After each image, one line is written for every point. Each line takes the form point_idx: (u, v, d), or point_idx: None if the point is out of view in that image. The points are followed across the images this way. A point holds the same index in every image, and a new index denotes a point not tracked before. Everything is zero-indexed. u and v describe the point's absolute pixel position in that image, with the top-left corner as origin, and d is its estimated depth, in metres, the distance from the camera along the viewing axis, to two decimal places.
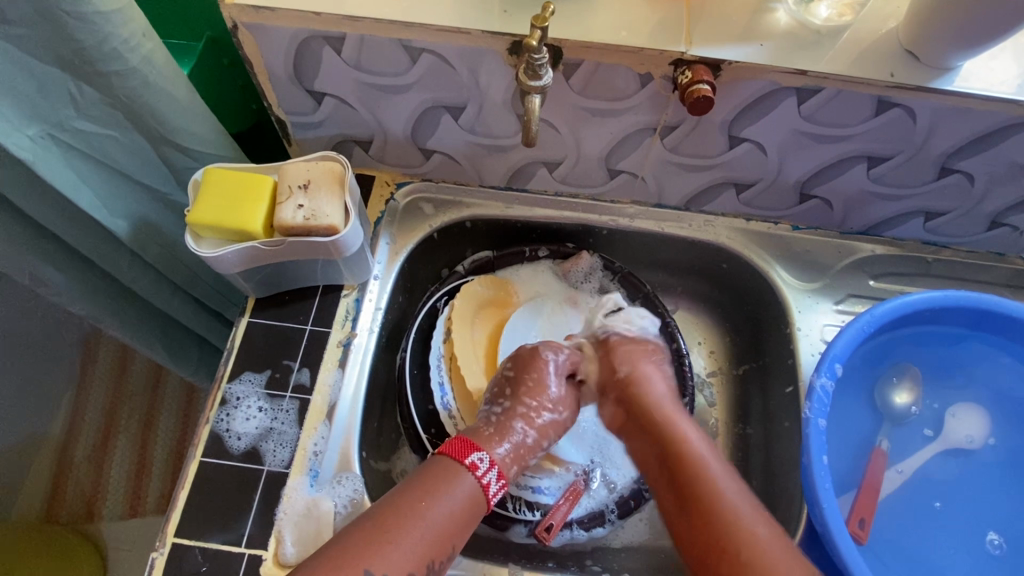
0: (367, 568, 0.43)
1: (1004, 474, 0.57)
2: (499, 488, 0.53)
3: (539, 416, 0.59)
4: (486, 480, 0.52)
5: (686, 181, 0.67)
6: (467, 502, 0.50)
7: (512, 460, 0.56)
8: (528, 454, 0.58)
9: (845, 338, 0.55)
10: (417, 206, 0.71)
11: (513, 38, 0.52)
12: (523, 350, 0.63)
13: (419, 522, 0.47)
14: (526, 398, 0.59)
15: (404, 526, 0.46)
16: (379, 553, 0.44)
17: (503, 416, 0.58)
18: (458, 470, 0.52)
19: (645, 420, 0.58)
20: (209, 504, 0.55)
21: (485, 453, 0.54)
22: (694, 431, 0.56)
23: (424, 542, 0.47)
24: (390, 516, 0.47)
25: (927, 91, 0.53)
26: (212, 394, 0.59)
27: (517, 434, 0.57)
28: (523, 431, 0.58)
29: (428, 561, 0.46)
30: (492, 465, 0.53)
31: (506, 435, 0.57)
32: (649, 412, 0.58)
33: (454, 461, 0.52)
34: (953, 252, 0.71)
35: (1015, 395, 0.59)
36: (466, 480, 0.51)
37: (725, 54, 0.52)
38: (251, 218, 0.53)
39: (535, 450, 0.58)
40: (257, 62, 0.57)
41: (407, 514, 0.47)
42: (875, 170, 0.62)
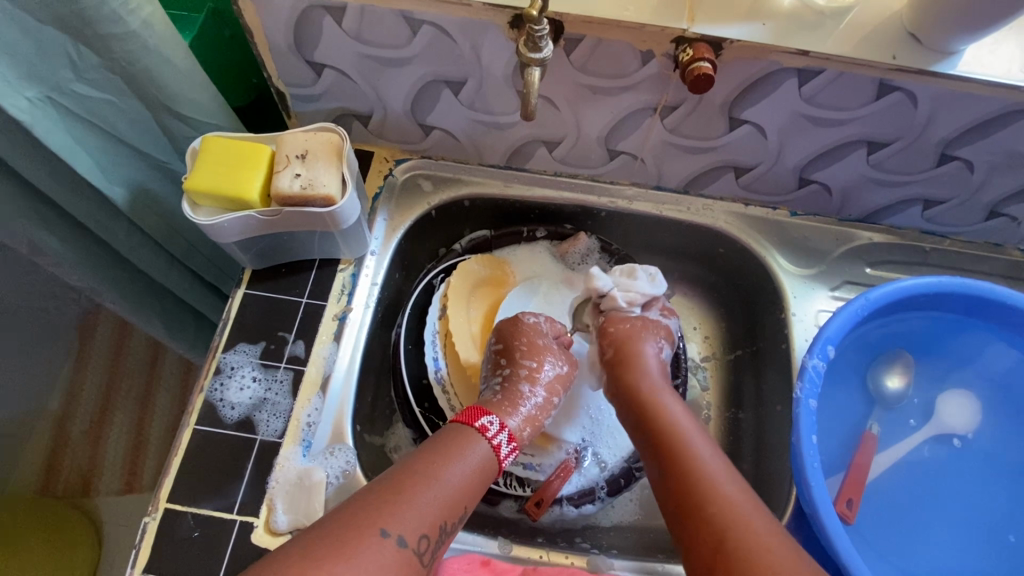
0: (382, 526, 0.43)
1: (992, 461, 0.58)
2: (510, 450, 0.55)
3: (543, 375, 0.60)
4: (497, 440, 0.54)
5: (685, 163, 0.67)
6: (478, 468, 0.51)
7: (526, 423, 0.58)
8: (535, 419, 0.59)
9: (840, 319, 0.55)
10: (415, 183, 0.71)
11: (514, 11, 0.51)
12: (503, 323, 0.63)
13: (433, 485, 0.47)
14: (531, 364, 0.59)
15: (418, 487, 0.47)
16: (394, 512, 0.44)
17: (507, 383, 0.60)
18: (471, 435, 0.53)
19: (630, 391, 0.59)
20: (202, 471, 0.55)
21: (495, 416, 0.55)
22: (675, 403, 0.57)
23: (438, 503, 0.47)
24: (404, 479, 0.47)
25: (929, 75, 0.52)
26: (207, 363, 0.59)
27: (526, 397, 0.58)
28: (531, 392, 0.59)
29: (440, 522, 0.47)
30: (502, 427, 0.55)
31: (516, 402, 0.58)
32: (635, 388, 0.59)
33: (468, 427, 0.53)
34: (952, 242, 0.71)
35: (1011, 387, 0.59)
36: (482, 446, 0.52)
37: (727, 33, 0.52)
38: (248, 185, 0.53)
39: (542, 413, 0.59)
40: (257, 31, 0.57)
41: (421, 477, 0.47)
42: (875, 156, 0.61)
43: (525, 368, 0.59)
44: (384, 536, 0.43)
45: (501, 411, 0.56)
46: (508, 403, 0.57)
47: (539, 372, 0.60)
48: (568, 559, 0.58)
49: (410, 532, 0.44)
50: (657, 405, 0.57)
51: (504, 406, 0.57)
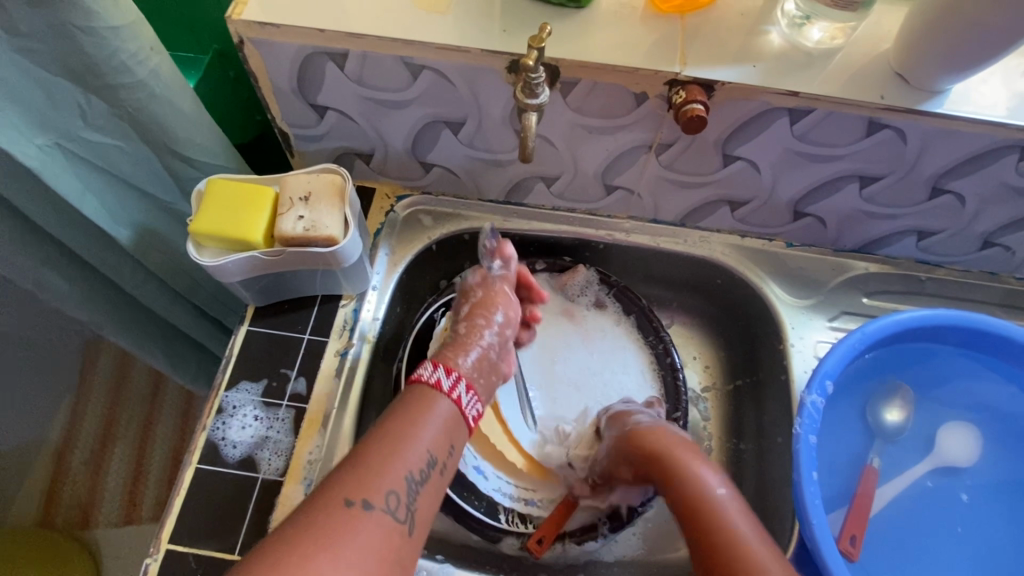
0: (345, 496, 0.42)
1: (995, 494, 0.57)
2: (456, 381, 0.52)
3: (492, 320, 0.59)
4: (435, 379, 0.51)
5: (682, 197, 0.68)
6: (442, 424, 0.49)
7: (481, 369, 0.55)
8: (491, 351, 0.57)
9: (838, 353, 0.55)
10: (416, 218, 0.73)
11: (511, 57, 0.53)
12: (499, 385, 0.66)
13: (393, 447, 0.46)
14: (477, 313, 0.60)
15: (378, 453, 0.46)
16: (355, 479, 0.44)
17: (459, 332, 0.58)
18: (422, 394, 0.50)
19: (653, 464, 0.56)
20: (204, 510, 0.55)
21: (428, 361, 0.53)
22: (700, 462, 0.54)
23: (402, 461, 0.46)
24: (365, 450, 0.46)
25: (917, 113, 0.53)
26: (209, 402, 0.60)
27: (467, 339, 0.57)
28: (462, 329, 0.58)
29: (407, 474, 0.45)
30: (436, 364, 0.53)
31: (467, 346, 0.56)
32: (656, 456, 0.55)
33: (415, 388, 0.51)
34: (948, 271, 0.72)
35: (1011, 422, 0.59)
36: (442, 403, 0.50)
37: (718, 75, 0.53)
38: (252, 228, 0.54)
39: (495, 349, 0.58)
40: (261, 76, 0.59)
41: (381, 444, 0.46)
42: (868, 189, 0.62)
43: (465, 313, 0.60)
44: (350, 505, 0.42)
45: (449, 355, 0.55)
46: (456, 349, 0.56)
47: (478, 314, 0.60)
48: None
49: (375, 493, 0.43)
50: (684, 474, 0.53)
51: (451, 351, 0.56)
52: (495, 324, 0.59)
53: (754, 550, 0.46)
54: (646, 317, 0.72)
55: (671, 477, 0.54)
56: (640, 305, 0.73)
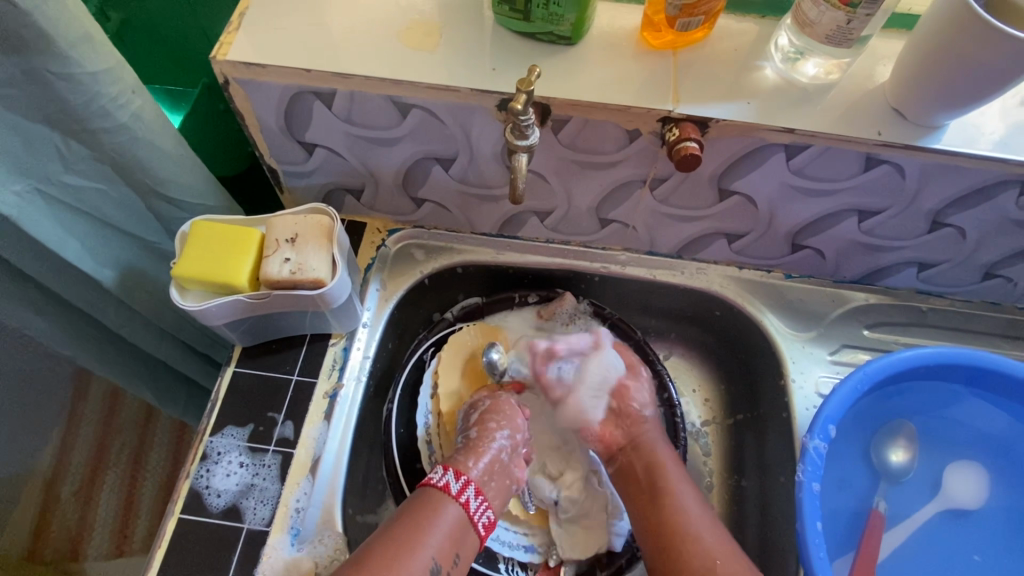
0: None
1: (1005, 540, 0.55)
2: (464, 485, 0.54)
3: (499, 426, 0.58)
4: (444, 482, 0.53)
5: (677, 230, 0.67)
6: (450, 529, 0.51)
7: (491, 475, 0.56)
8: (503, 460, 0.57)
9: (840, 395, 0.53)
10: (408, 252, 0.71)
11: (501, 96, 0.52)
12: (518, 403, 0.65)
13: (401, 547, 0.48)
14: (488, 419, 0.59)
15: (385, 554, 0.48)
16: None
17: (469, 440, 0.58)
18: (431, 494, 0.53)
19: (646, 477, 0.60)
20: (186, 563, 0.53)
21: (441, 464, 0.55)
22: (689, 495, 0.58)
23: (406, 564, 0.48)
24: (371, 550, 0.48)
25: (916, 149, 0.52)
26: (194, 447, 0.58)
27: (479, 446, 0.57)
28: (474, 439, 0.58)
29: None
30: (447, 470, 0.55)
31: (477, 453, 0.56)
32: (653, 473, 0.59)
33: (423, 488, 0.53)
34: (949, 302, 0.71)
35: (1017, 459, 0.58)
36: (447, 502, 0.52)
37: (711, 113, 0.52)
38: (237, 272, 0.52)
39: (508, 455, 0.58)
40: (248, 115, 0.58)
41: (388, 544, 0.48)
42: (867, 223, 0.61)
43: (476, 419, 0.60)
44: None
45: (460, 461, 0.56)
46: (467, 452, 0.57)
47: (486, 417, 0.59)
48: None
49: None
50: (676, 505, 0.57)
51: (463, 454, 0.57)
52: (507, 433, 0.58)
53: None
54: (642, 351, 0.71)
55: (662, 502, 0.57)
56: (635, 338, 0.71)
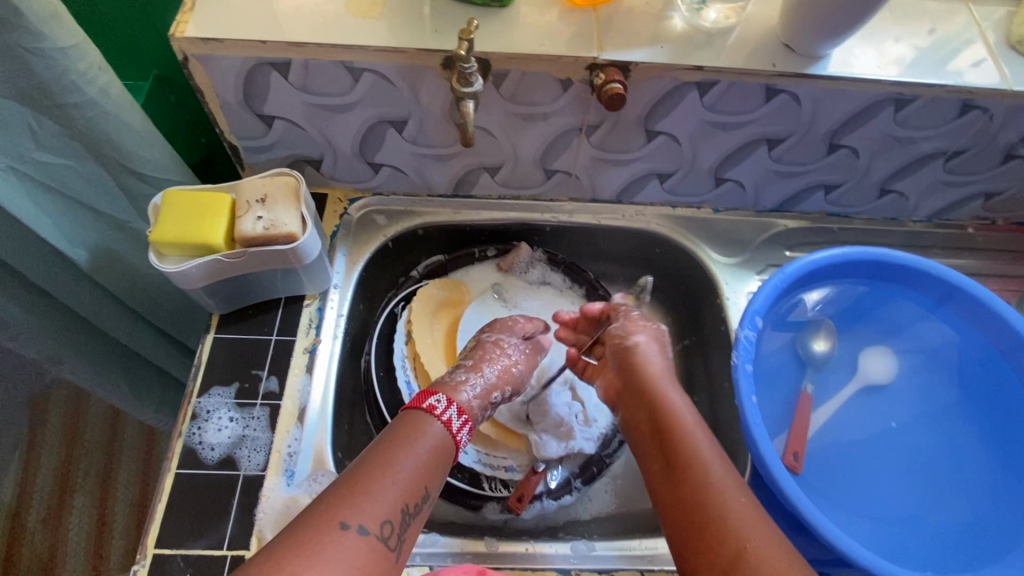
0: (340, 519, 0.44)
1: (912, 401, 0.65)
2: (464, 424, 0.56)
3: (502, 355, 0.64)
4: (446, 416, 0.55)
5: (615, 174, 0.74)
6: (433, 452, 0.52)
7: (478, 404, 0.59)
8: (494, 390, 0.61)
9: (764, 292, 0.62)
10: (371, 218, 0.76)
11: (444, 54, 0.58)
12: (489, 337, 0.66)
13: (391, 474, 0.48)
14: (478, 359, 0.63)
15: (372, 479, 0.47)
16: (348, 505, 0.45)
17: (469, 368, 0.62)
18: (422, 418, 0.54)
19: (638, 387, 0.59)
20: (187, 512, 0.56)
21: (442, 395, 0.56)
22: (680, 399, 0.57)
23: (396, 489, 0.48)
24: (360, 475, 0.48)
25: (806, 77, 0.61)
26: (183, 409, 0.61)
27: (471, 382, 0.60)
28: (469, 378, 0.60)
29: (402, 506, 0.47)
30: (451, 404, 0.56)
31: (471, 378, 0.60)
32: (643, 378, 0.59)
33: (417, 411, 0.55)
34: (855, 221, 0.81)
35: (916, 337, 0.68)
36: (437, 427, 0.54)
37: (631, 57, 0.59)
38: (212, 232, 0.56)
39: (498, 389, 0.61)
40: (208, 92, 0.62)
41: (375, 470, 0.48)
42: (775, 151, 0.70)
43: (471, 359, 0.63)
44: (346, 528, 0.43)
45: (455, 389, 0.58)
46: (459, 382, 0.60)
47: (499, 339, 0.65)
48: (549, 547, 0.60)
49: (370, 520, 0.45)
50: (665, 408, 0.56)
51: (454, 386, 0.59)
52: (489, 378, 0.61)
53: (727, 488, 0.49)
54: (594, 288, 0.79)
55: (653, 404, 0.57)
56: (587, 277, 0.80)
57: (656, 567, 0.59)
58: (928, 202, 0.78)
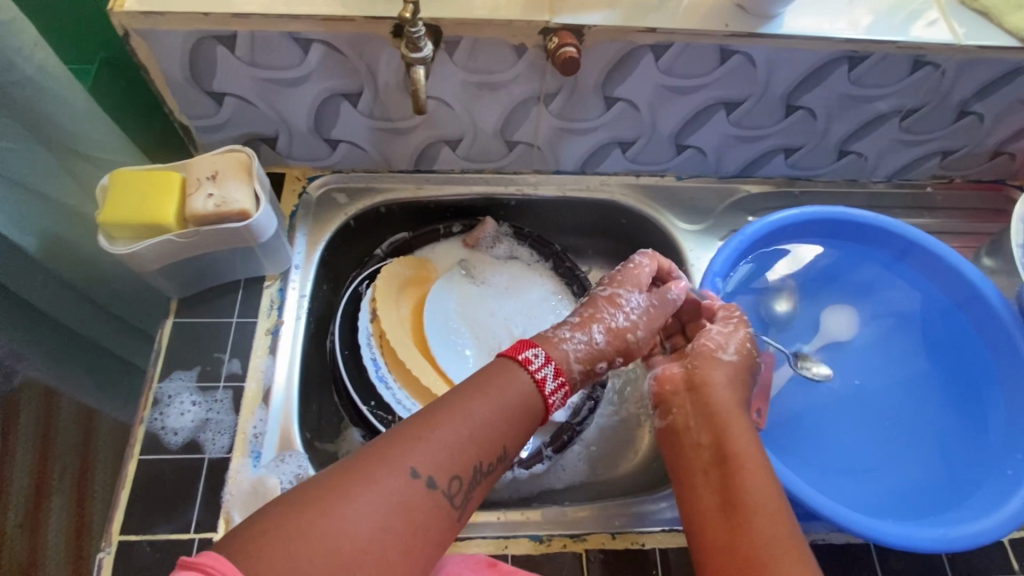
0: (414, 466, 0.42)
1: (874, 355, 0.66)
2: (557, 386, 0.52)
3: (615, 311, 0.57)
4: (542, 374, 0.51)
5: (578, 143, 0.73)
6: (518, 408, 0.49)
7: (580, 361, 0.55)
8: (598, 358, 0.56)
9: (722, 256, 0.64)
10: (331, 197, 0.74)
11: (394, 21, 0.57)
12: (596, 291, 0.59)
13: (465, 425, 0.46)
14: (585, 316, 0.57)
15: (451, 426, 0.46)
16: (423, 452, 0.43)
17: (583, 319, 0.57)
18: (512, 367, 0.51)
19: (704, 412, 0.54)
20: (151, 496, 0.55)
21: (540, 349, 0.53)
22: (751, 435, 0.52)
23: (471, 442, 0.46)
24: (439, 420, 0.46)
25: (758, 36, 0.61)
26: (143, 395, 0.60)
27: (579, 339, 0.55)
28: (573, 336, 0.55)
29: (476, 462, 0.45)
30: (548, 361, 0.53)
31: (583, 329, 0.56)
32: (711, 403, 0.54)
33: (512, 360, 0.52)
34: (817, 184, 0.82)
35: (877, 294, 0.69)
36: (523, 382, 0.50)
37: (584, 21, 0.59)
38: (162, 211, 0.55)
39: (604, 356, 0.56)
40: (153, 69, 0.60)
41: (451, 416, 0.46)
42: (734, 114, 0.70)
43: (580, 315, 0.57)
44: (415, 477, 0.42)
45: (555, 345, 0.54)
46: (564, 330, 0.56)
47: (618, 291, 0.59)
48: (523, 514, 0.59)
49: (441, 475, 0.43)
50: (733, 439, 0.51)
51: (552, 340, 0.55)
52: (591, 338, 0.55)
53: (782, 548, 0.44)
54: (561, 260, 0.78)
55: (719, 432, 0.52)
56: (553, 250, 0.78)
57: (630, 529, 0.59)
58: (886, 162, 0.79)
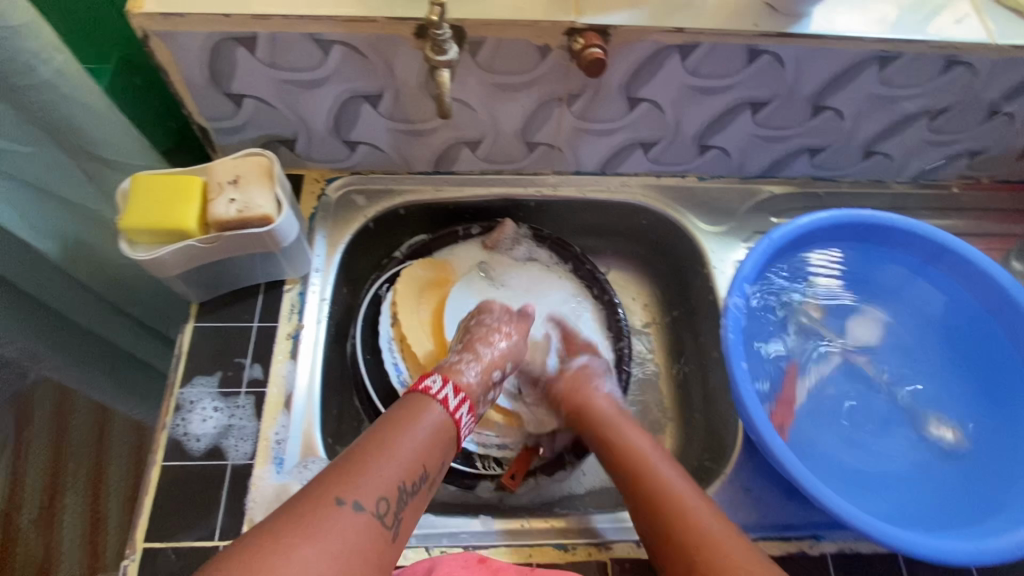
0: (336, 496, 0.44)
1: (898, 358, 0.66)
2: (460, 401, 0.56)
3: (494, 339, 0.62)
4: (442, 395, 0.55)
5: (599, 144, 0.72)
6: (435, 431, 0.53)
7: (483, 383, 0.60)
8: (494, 368, 0.61)
9: (752, 260, 0.61)
10: (350, 199, 0.74)
11: (417, 23, 0.55)
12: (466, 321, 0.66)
13: (390, 453, 0.49)
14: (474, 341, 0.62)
15: (372, 458, 0.48)
16: (343, 482, 0.46)
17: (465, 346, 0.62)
18: (422, 401, 0.54)
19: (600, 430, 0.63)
20: (174, 503, 0.55)
21: (438, 375, 0.57)
22: (639, 435, 0.61)
23: (396, 466, 0.48)
24: (359, 455, 0.48)
25: (788, 36, 0.60)
26: (166, 401, 0.59)
27: (478, 360, 0.61)
28: (471, 363, 0.60)
29: (399, 482, 0.48)
30: (446, 382, 0.57)
31: (472, 357, 0.61)
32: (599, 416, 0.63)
33: (415, 394, 0.55)
34: (842, 184, 0.80)
35: (901, 296, 0.68)
36: (437, 412, 0.54)
37: (610, 21, 0.58)
38: (184, 217, 0.54)
39: (499, 366, 0.62)
40: (172, 71, 0.59)
41: (374, 448, 0.49)
42: (760, 114, 0.69)
43: (463, 342, 0.63)
44: (340, 504, 0.44)
45: (455, 371, 0.59)
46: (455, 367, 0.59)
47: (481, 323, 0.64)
48: (547, 522, 0.59)
49: (367, 497, 0.45)
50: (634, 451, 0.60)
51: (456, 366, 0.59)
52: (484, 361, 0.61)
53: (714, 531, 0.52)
54: (581, 263, 0.77)
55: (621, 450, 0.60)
56: (573, 252, 0.78)
57: None
58: (913, 162, 0.77)
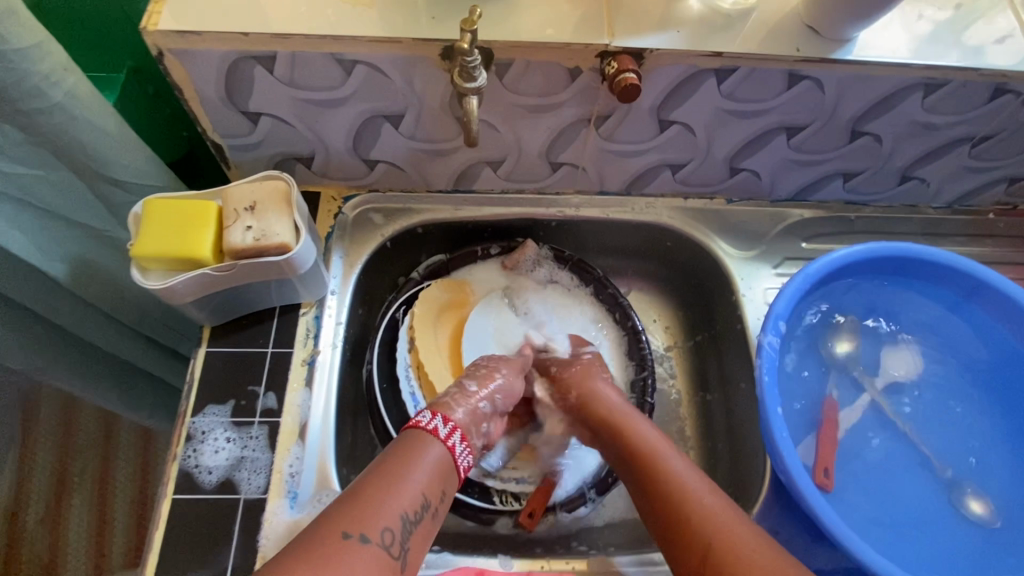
0: (343, 529, 0.42)
1: (941, 399, 0.63)
2: (451, 429, 0.53)
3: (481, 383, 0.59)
4: (433, 426, 0.53)
5: (626, 165, 0.70)
6: (438, 466, 0.50)
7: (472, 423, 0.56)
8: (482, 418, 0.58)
9: (789, 295, 0.58)
10: (367, 218, 0.71)
11: (444, 44, 0.53)
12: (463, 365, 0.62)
13: (396, 486, 0.46)
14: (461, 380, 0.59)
15: (376, 492, 0.46)
16: (349, 516, 0.43)
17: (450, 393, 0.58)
18: (419, 436, 0.52)
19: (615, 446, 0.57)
20: (185, 539, 0.54)
21: (426, 409, 0.54)
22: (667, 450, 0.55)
23: (398, 498, 0.46)
24: (362, 489, 0.46)
25: (831, 62, 0.57)
26: (177, 431, 0.58)
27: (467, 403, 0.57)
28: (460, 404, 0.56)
29: (404, 513, 0.46)
30: (435, 414, 0.54)
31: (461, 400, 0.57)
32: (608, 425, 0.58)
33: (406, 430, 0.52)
34: (875, 209, 0.78)
35: (942, 334, 0.65)
36: (437, 446, 0.51)
37: (645, 44, 0.55)
38: (199, 245, 0.52)
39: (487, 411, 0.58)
40: (187, 88, 0.57)
41: (377, 482, 0.46)
42: (795, 139, 0.66)
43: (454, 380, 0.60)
44: (348, 537, 0.42)
45: (443, 406, 0.56)
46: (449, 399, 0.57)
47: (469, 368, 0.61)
48: (568, 562, 0.57)
49: (372, 528, 0.43)
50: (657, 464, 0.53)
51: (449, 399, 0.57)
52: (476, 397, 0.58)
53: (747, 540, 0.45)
54: (603, 286, 0.75)
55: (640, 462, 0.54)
56: (595, 275, 0.75)
57: None
58: (950, 188, 0.75)
